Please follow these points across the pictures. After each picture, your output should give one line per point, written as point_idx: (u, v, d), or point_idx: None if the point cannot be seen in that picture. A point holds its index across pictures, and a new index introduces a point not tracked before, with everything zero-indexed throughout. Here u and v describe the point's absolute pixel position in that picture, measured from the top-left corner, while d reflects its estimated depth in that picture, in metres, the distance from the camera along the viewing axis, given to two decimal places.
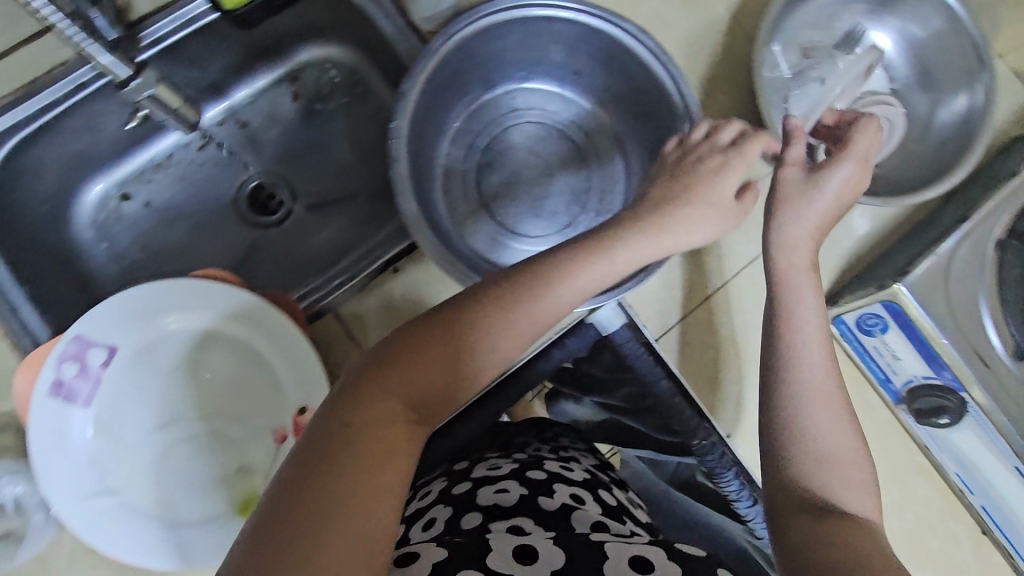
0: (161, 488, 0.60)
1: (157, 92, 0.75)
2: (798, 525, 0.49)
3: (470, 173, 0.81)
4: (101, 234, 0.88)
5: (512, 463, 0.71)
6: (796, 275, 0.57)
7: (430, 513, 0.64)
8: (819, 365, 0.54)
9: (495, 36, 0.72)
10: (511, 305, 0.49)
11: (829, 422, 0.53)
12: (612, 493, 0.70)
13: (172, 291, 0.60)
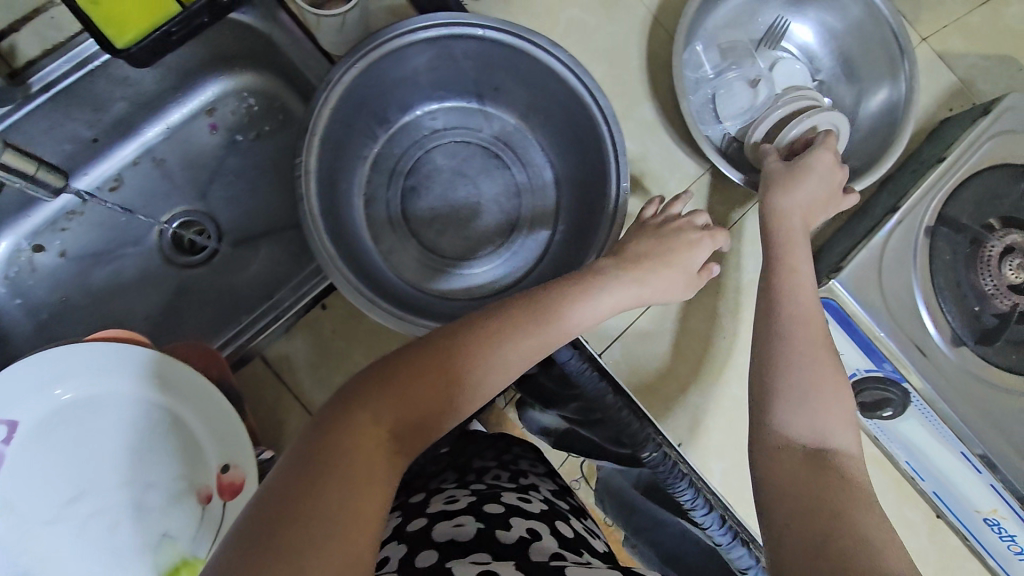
0: (79, 564, 0.57)
1: (5, 158, 0.67)
2: (792, 527, 0.46)
3: (395, 198, 0.79)
4: (15, 289, 0.84)
5: (469, 495, 0.67)
6: (780, 278, 0.63)
7: (384, 551, 0.59)
8: (810, 368, 0.56)
9: (403, 58, 0.69)
10: (504, 338, 0.49)
11: (811, 419, 0.53)
12: (569, 524, 0.65)
13: (74, 357, 0.57)
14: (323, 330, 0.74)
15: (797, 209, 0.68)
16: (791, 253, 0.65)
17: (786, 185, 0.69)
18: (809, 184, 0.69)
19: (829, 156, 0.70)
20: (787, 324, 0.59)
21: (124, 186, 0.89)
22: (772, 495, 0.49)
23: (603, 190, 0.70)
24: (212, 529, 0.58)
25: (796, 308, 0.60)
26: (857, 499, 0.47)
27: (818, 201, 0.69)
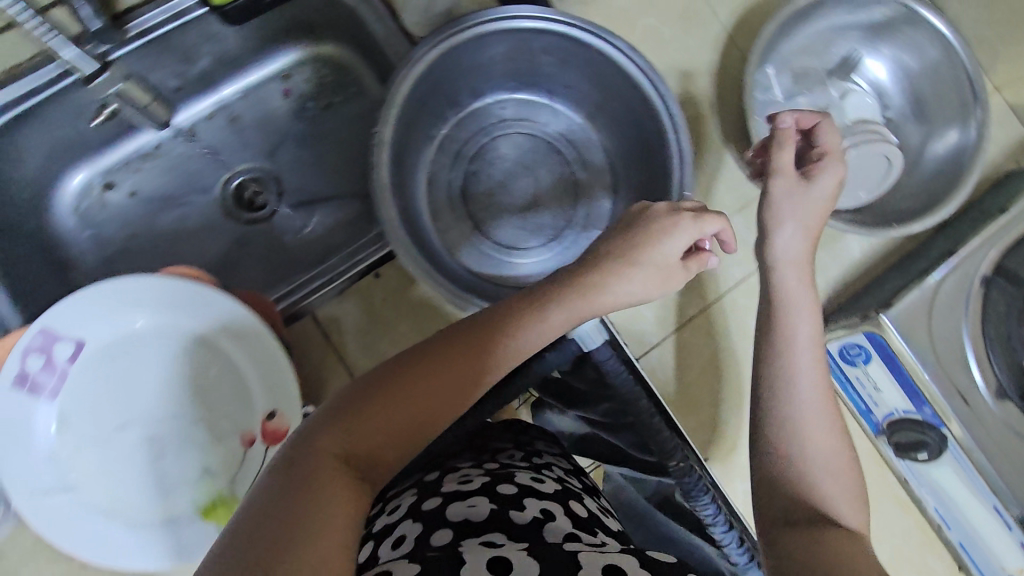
0: (123, 487, 0.59)
1: (125, 88, 0.80)
2: (789, 539, 0.45)
3: (456, 180, 0.81)
4: (86, 222, 0.88)
5: (483, 475, 0.68)
6: (791, 290, 0.55)
7: (400, 528, 0.61)
8: (815, 391, 0.51)
9: (484, 44, 0.71)
10: (491, 341, 0.47)
11: (825, 438, 0.49)
12: (583, 503, 0.66)
13: (141, 289, 0.59)
14: (372, 297, 0.76)
15: (798, 223, 0.57)
16: (799, 308, 0.54)
17: (797, 197, 0.57)
18: (824, 179, 0.57)
19: (835, 135, 0.59)
20: (796, 371, 0.51)
21: (197, 138, 0.92)
22: (769, 499, 0.49)
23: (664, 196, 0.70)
24: (251, 471, 0.60)
25: (807, 361, 0.52)
26: (875, 552, 0.44)
27: (818, 209, 0.58)
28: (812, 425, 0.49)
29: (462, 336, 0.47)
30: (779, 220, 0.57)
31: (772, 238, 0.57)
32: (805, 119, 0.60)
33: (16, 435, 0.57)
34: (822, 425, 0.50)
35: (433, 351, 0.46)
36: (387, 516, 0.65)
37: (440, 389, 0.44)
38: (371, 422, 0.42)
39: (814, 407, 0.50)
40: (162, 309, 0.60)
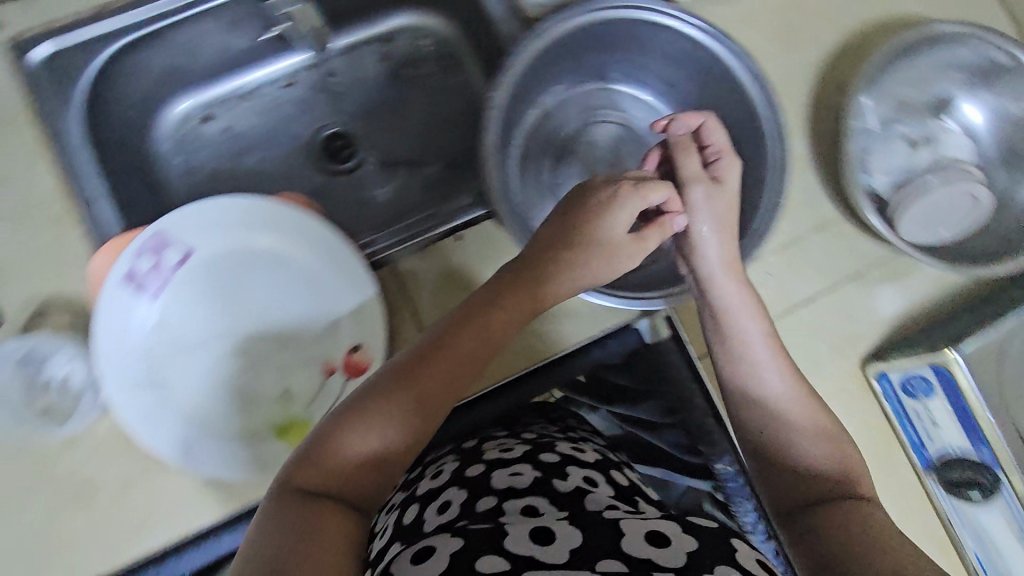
0: (206, 394, 0.62)
1: (303, 10, 0.84)
2: (802, 521, 0.56)
3: (547, 161, 0.83)
4: (178, 148, 0.90)
5: (522, 445, 0.71)
6: (723, 282, 0.66)
7: (445, 495, 0.64)
8: (783, 386, 0.62)
9: (600, 31, 0.73)
10: (479, 329, 0.56)
11: (814, 436, 0.60)
12: (624, 473, 0.70)
13: (253, 210, 0.62)
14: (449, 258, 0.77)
15: (717, 225, 0.67)
16: (740, 312, 0.65)
17: (705, 189, 0.68)
18: (729, 177, 0.69)
19: (720, 133, 0.70)
20: (759, 369, 0.63)
21: (296, 85, 0.95)
22: (775, 492, 0.60)
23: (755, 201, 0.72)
24: (329, 399, 0.63)
25: (767, 361, 0.63)
26: (872, 512, 0.54)
27: (718, 206, 0.68)
28: (797, 424, 0.61)
29: (454, 327, 0.56)
30: (697, 222, 0.67)
31: (699, 245, 0.67)
32: (692, 122, 0.72)
33: (117, 330, 0.60)
34: (806, 424, 0.61)
35: (428, 344, 0.55)
36: (430, 480, 0.68)
37: (441, 375, 0.54)
38: (347, 449, 0.50)
39: (791, 410, 0.62)
40: (268, 232, 0.63)
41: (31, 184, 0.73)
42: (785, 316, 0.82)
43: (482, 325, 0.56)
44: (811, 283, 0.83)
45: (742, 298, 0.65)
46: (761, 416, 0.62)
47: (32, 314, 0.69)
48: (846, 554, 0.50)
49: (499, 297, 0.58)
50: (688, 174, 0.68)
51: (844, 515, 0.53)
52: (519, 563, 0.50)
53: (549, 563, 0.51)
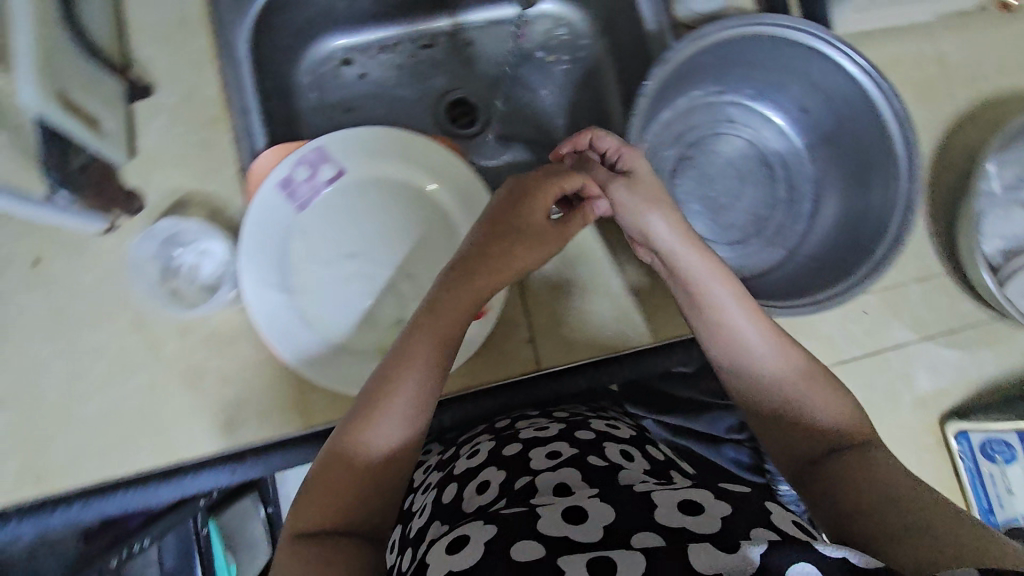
0: (326, 306, 0.66)
1: None
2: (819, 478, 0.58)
3: (671, 158, 0.83)
4: (317, 83, 0.95)
5: (557, 424, 0.74)
6: (694, 259, 0.64)
7: (484, 474, 0.67)
8: (773, 353, 0.63)
9: (754, 46, 0.75)
10: (429, 334, 0.58)
11: (821, 397, 0.62)
12: (657, 449, 0.75)
13: (410, 146, 0.67)
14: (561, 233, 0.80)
15: (660, 210, 0.65)
16: (707, 275, 0.63)
17: (627, 184, 0.65)
18: (640, 170, 0.67)
19: (607, 138, 0.69)
20: (747, 343, 0.63)
21: (433, 47, 0.99)
22: (782, 451, 0.62)
23: (877, 236, 0.72)
24: None
25: (753, 333, 0.64)
26: (879, 458, 0.57)
27: (651, 186, 0.67)
28: (788, 386, 0.62)
29: (414, 336, 0.58)
30: (643, 213, 0.65)
31: (647, 230, 0.65)
32: (578, 142, 0.70)
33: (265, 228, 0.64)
34: (796, 381, 0.63)
35: (395, 359, 0.57)
36: (469, 459, 0.71)
37: (408, 385, 0.56)
38: (349, 470, 0.54)
39: (791, 376, 0.63)
40: (417, 169, 0.68)
41: (193, 87, 0.77)
42: (869, 356, 0.84)
43: (444, 330, 0.58)
44: (905, 328, 0.84)
45: (710, 267, 0.64)
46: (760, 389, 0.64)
47: (172, 205, 0.74)
48: (869, 512, 0.53)
49: (455, 298, 0.59)
50: (601, 181, 0.66)
51: (853, 465, 0.57)
52: (553, 546, 0.50)
53: (584, 542, 0.51)
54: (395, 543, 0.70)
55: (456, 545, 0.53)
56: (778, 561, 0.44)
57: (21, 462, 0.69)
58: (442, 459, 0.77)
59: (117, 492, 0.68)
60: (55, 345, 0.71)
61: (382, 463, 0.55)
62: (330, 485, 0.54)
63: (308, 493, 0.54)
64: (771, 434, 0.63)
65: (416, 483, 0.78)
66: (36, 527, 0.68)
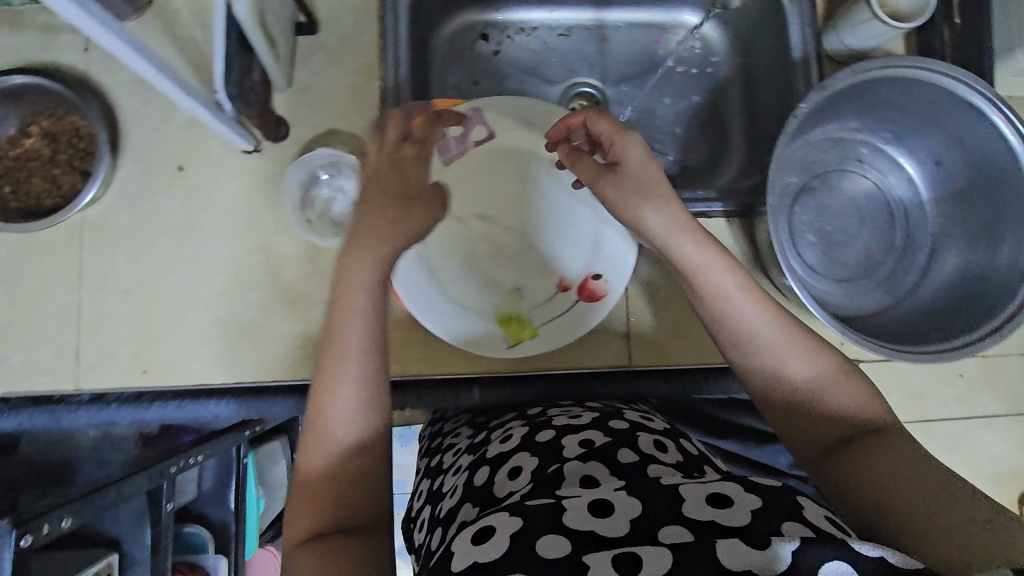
0: (449, 259, 0.68)
1: None
2: (840, 467, 0.57)
3: (794, 185, 0.83)
4: (453, 52, 0.97)
5: (589, 412, 0.72)
6: (704, 261, 0.61)
7: (515, 458, 0.64)
8: (787, 353, 0.60)
9: (907, 89, 0.75)
10: (347, 312, 0.55)
11: (841, 392, 0.60)
12: (691, 443, 0.72)
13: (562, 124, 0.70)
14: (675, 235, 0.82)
15: (654, 200, 0.61)
16: (714, 267, 0.61)
17: (614, 182, 0.62)
18: (631, 162, 0.61)
19: (601, 120, 0.62)
20: (763, 354, 0.61)
21: (568, 38, 1.00)
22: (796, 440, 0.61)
23: (1001, 302, 0.72)
24: (557, 309, 0.67)
25: (769, 336, 0.60)
26: (901, 447, 0.56)
27: (650, 173, 0.62)
28: (805, 389, 0.60)
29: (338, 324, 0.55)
30: (639, 207, 0.61)
31: (643, 223, 0.62)
32: (572, 123, 0.65)
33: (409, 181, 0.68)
34: (814, 384, 0.60)
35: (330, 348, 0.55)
36: (499, 444, 0.68)
37: (344, 370, 0.54)
38: (329, 436, 0.54)
39: (816, 382, 0.60)
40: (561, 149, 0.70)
41: (352, 33, 0.80)
42: (957, 419, 0.83)
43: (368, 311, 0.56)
44: (999, 400, 0.83)
45: (703, 266, 0.61)
46: (775, 399, 0.61)
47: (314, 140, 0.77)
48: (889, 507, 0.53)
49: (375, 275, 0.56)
50: (588, 177, 0.63)
51: (872, 457, 0.56)
52: (580, 543, 0.49)
53: (608, 538, 0.50)
54: (424, 522, 0.67)
55: (479, 535, 0.52)
56: (809, 562, 0.45)
57: (133, 352, 0.72)
58: (472, 440, 0.71)
59: (213, 401, 0.73)
60: (182, 250, 0.74)
61: (350, 453, 0.54)
62: (321, 488, 0.53)
63: (302, 501, 0.53)
64: (782, 423, 0.61)
65: (443, 464, 0.71)
66: (133, 415, 0.72)
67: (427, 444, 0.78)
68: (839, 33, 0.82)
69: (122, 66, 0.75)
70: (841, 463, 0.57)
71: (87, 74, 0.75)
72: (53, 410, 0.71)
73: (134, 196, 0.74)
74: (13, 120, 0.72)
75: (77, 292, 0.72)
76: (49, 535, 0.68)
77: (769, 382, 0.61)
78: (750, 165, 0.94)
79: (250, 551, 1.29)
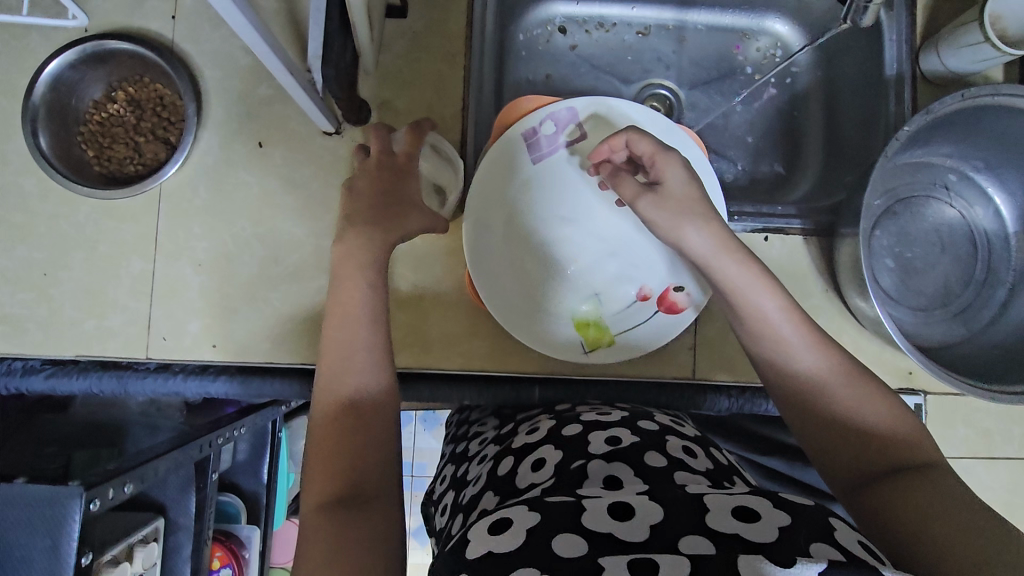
0: (524, 258, 0.67)
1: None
2: (878, 500, 0.52)
3: (879, 208, 0.80)
4: (529, 44, 0.95)
5: (619, 412, 0.73)
6: (744, 284, 0.60)
7: (540, 451, 0.67)
8: (830, 373, 0.57)
9: (1012, 120, 0.72)
10: (353, 306, 0.60)
11: (879, 416, 0.56)
12: (721, 454, 0.73)
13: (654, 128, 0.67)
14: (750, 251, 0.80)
15: (693, 217, 0.60)
16: (753, 288, 0.59)
17: (652, 202, 0.61)
18: (671, 184, 0.61)
19: (643, 140, 0.61)
20: (800, 374, 0.58)
21: (646, 38, 0.97)
22: (828, 472, 0.57)
23: None
24: (636, 321, 0.66)
25: (806, 355, 0.58)
26: (948, 487, 0.51)
27: (689, 189, 0.61)
28: (841, 411, 0.56)
29: (346, 313, 0.60)
30: (679, 230, 0.60)
31: (682, 242, 0.61)
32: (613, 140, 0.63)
33: (496, 172, 0.66)
34: (852, 406, 0.56)
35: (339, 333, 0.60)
36: (526, 435, 0.70)
37: (352, 355, 0.59)
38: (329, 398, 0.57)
39: (857, 405, 0.56)
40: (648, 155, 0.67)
41: (440, 19, 0.78)
42: (1020, 459, 0.81)
43: (372, 302, 0.61)
44: None
45: (736, 289, 0.60)
46: (812, 426, 0.57)
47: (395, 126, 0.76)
48: (920, 539, 0.49)
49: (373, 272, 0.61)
50: (630, 198, 0.62)
51: (901, 491, 0.52)
52: (599, 543, 0.51)
53: (629, 542, 0.51)
54: (446, 507, 0.71)
55: (497, 526, 0.54)
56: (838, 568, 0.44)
57: (204, 325, 0.72)
58: (498, 431, 0.75)
59: (278, 380, 0.73)
60: (257, 227, 0.74)
61: (357, 426, 0.56)
62: (330, 458, 0.54)
63: (314, 472, 0.54)
64: (821, 449, 0.57)
65: (469, 452, 0.75)
66: (198, 388, 0.72)
67: (452, 431, 0.83)
68: (940, 55, 0.79)
69: (209, 37, 0.74)
70: (873, 491, 0.53)
71: (173, 42, 0.74)
72: (121, 376, 0.71)
73: (213, 169, 0.74)
74: (99, 83, 0.72)
75: (152, 261, 0.72)
76: (113, 499, 0.69)
77: (805, 404, 0.58)
78: (824, 184, 0.89)
79: (278, 523, 1.30)
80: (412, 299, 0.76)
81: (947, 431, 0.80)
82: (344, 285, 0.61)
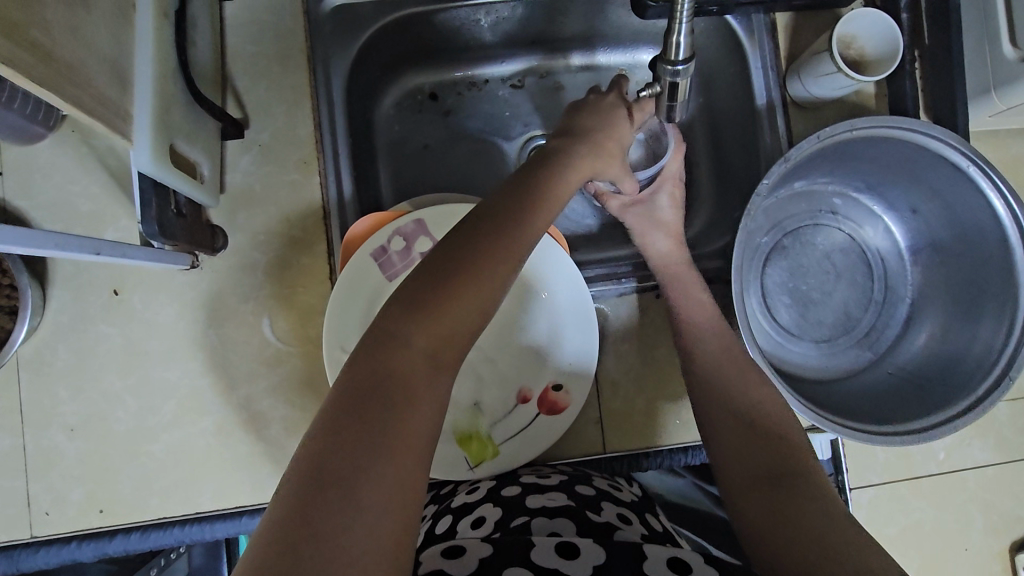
0: None
1: (683, 86, 0.57)
2: (764, 512, 0.52)
3: (764, 248, 0.79)
4: (399, 117, 0.88)
5: (560, 475, 0.66)
6: (682, 275, 0.72)
7: (479, 509, 0.59)
8: (760, 394, 0.62)
9: (876, 146, 0.71)
10: (473, 255, 0.49)
11: (793, 442, 0.58)
12: (659, 520, 0.64)
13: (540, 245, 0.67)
14: (646, 314, 0.77)
15: (664, 230, 0.76)
16: (689, 288, 0.72)
17: (637, 209, 0.77)
18: (660, 203, 0.78)
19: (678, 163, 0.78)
20: (755, 383, 0.63)
21: (521, 88, 0.91)
22: (729, 486, 0.57)
23: (979, 367, 0.68)
24: (519, 424, 0.67)
25: (753, 380, 0.63)
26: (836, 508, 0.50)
27: (672, 216, 0.77)
28: (770, 423, 0.60)
29: (456, 261, 0.49)
30: (648, 235, 0.76)
31: (649, 246, 0.76)
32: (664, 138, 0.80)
33: (355, 299, 0.64)
34: (776, 424, 0.59)
35: (429, 288, 0.48)
36: (466, 495, 0.63)
37: (450, 339, 0.47)
38: (402, 368, 0.45)
39: (776, 416, 0.60)
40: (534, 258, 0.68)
41: (285, 125, 0.75)
42: (944, 473, 0.80)
43: (487, 265, 0.49)
44: (983, 449, 0.80)
45: (690, 296, 0.71)
46: (746, 432, 0.60)
47: (254, 250, 0.73)
48: (817, 536, 0.48)
49: (500, 229, 0.52)
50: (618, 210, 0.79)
51: (796, 501, 0.52)
52: None
53: None
54: None
55: (450, 552, 0.51)
56: None
57: (85, 491, 0.69)
58: (438, 493, 0.70)
59: (174, 529, 0.69)
60: (126, 379, 0.71)
61: (395, 415, 0.43)
62: (349, 436, 0.42)
63: (317, 436, 0.42)
64: (734, 462, 0.58)
65: None
66: (95, 551, 0.69)
67: None
68: (803, 83, 0.76)
69: (43, 188, 0.70)
70: (774, 501, 0.52)
71: (4, 200, 0.70)
72: (11, 557, 0.67)
73: (71, 327, 0.71)
74: None
75: (21, 434, 0.69)
76: None
77: (728, 399, 0.63)
78: (715, 224, 0.84)
79: None
80: (302, 424, 0.72)
81: (868, 459, 0.78)
82: (459, 230, 0.52)
